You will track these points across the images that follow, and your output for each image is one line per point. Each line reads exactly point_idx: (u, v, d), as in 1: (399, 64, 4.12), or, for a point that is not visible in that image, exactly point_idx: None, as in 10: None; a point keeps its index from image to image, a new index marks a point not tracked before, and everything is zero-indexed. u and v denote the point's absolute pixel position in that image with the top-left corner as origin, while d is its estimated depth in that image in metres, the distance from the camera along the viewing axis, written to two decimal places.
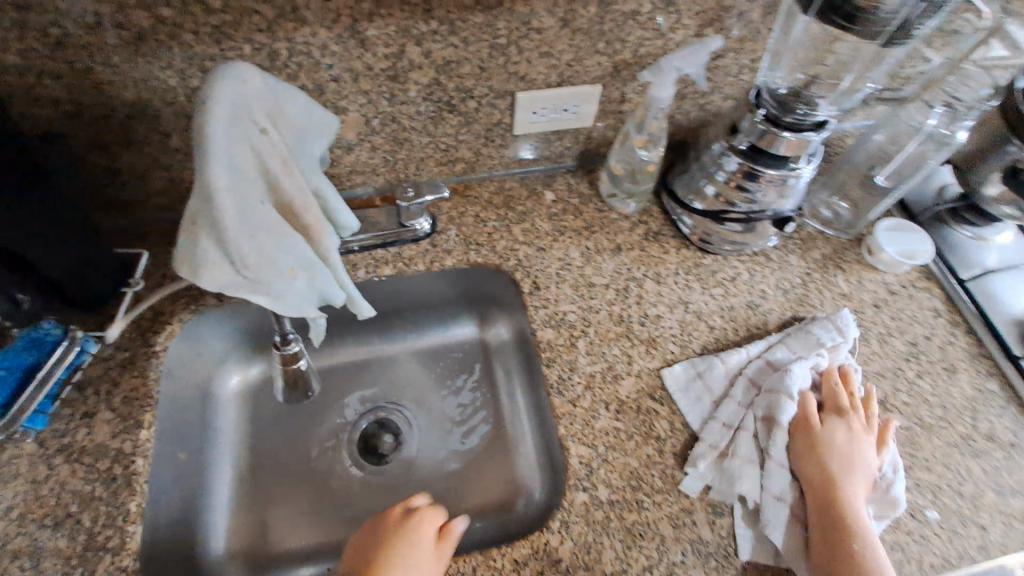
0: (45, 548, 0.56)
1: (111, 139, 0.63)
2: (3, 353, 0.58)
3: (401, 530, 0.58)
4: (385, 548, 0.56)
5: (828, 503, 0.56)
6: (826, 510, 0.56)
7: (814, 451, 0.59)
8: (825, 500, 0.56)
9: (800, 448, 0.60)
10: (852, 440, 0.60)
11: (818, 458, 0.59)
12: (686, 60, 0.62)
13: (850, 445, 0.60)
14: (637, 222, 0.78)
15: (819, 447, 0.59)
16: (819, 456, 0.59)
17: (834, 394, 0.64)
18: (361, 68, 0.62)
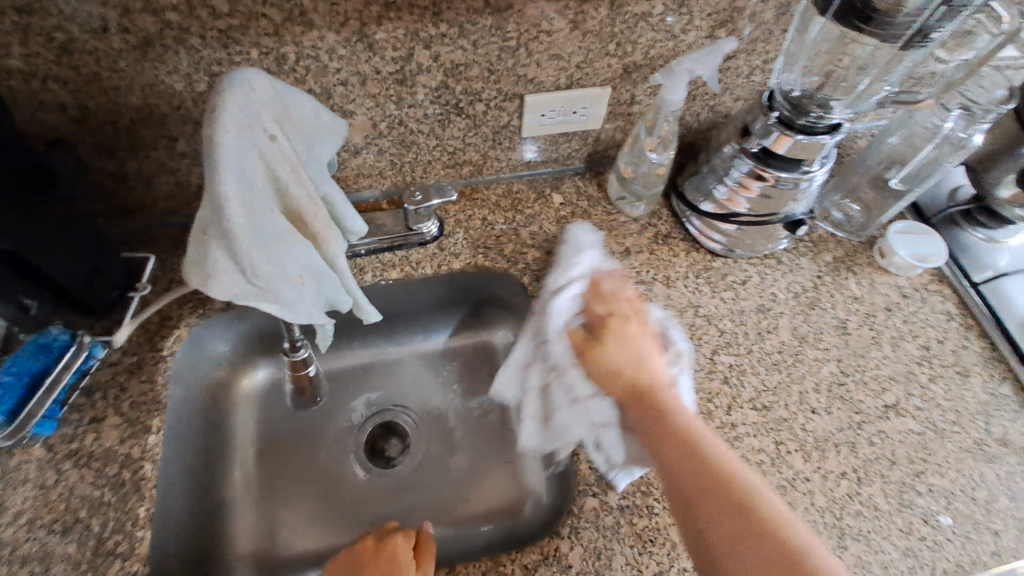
0: (55, 553, 0.56)
1: (118, 144, 0.63)
2: (13, 356, 0.58)
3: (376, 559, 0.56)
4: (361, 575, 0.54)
5: (642, 408, 0.56)
6: (636, 406, 0.57)
7: (595, 361, 0.62)
8: (637, 401, 0.57)
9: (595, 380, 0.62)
10: (623, 345, 0.61)
11: (607, 369, 0.61)
12: (699, 62, 0.60)
13: (611, 342, 0.62)
14: (646, 225, 0.78)
15: (603, 360, 0.62)
16: (601, 368, 0.61)
17: (592, 308, 0.66)
18: (369, 71, 0.61)
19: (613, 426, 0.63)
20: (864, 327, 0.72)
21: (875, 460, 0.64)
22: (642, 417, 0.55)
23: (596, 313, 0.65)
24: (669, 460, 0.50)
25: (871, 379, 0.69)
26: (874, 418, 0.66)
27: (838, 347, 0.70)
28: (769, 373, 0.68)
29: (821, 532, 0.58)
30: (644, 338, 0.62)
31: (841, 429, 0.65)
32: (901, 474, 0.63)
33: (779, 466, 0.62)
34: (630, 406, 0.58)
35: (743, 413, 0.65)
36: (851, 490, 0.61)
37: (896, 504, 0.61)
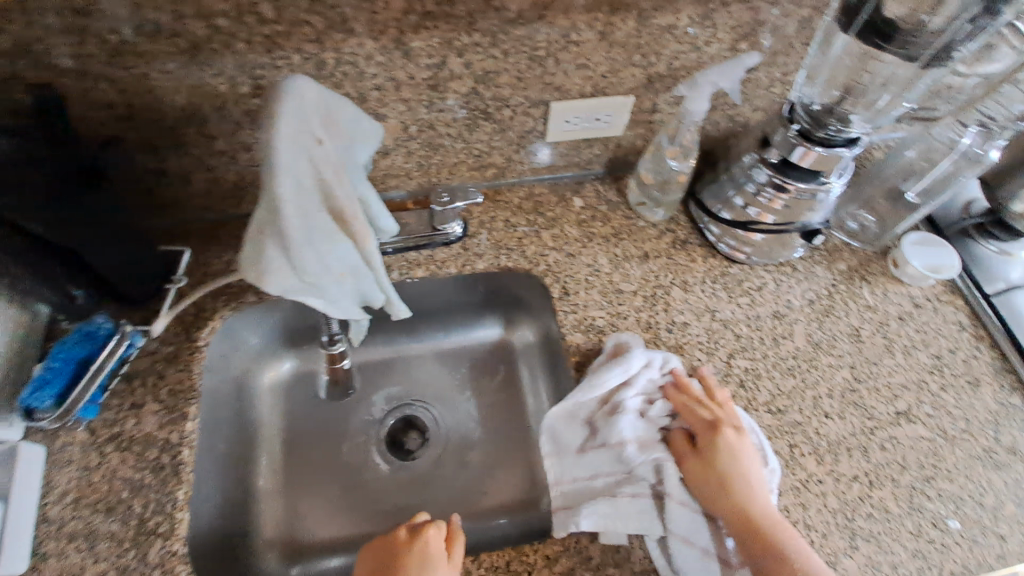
0: (100, 531, 0.59)
1: (161, 142, 0.66)
2: (62, 345, 0.62)
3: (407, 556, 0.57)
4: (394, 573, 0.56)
5: (762, 547, 0.54)
6: (753, 546, 0.55)
7: (707, 478, 0.58)
8: (737, 510, 0.56)
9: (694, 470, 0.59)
10: (736, 460, 0.59)
11: (719, 479, 0.58)
12: (721, 76, 0.63)
13: (721, 465, 0.59)
14: (664, 230, 0.80)
15: (723, 486, 0.57)
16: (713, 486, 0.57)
17: (694, 413, 0.62)
18: (404, 77, 0.64)
19: (700, 544, 0.57)
20: (877, 335, 0.74)
21: (886, 464, 0.65)
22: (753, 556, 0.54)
23: (705, 421, 0.61)
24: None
25: (883, 386, 0.70)
26: (886, 424, 0.68)
27: (852, 354, 0.72)
28: (783, 378, 0.69)
29: (832, 532, 0.60)
30: (750, 458, 0.60)
31: (853, 433, 0.67)
32: (911, 478, 0.65)
33: (793, 468, 0.64)
34: (741, 535, 0.55)
35: (758, 415, 0.67)
36: (862, 492, 0.63)
37: (906, 507, 0.63)
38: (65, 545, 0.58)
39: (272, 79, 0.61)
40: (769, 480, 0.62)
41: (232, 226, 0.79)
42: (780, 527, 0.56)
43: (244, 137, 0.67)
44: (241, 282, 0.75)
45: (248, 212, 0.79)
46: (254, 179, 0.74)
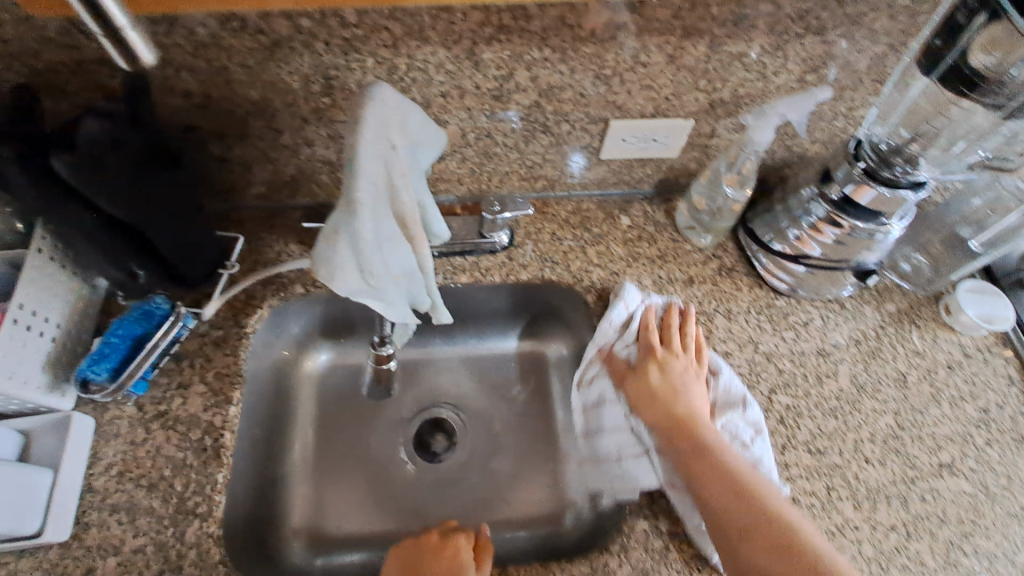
0: (141, 506, 0.60)
1: (228, 131, 0.68)
2: (121, 321, 0.63)
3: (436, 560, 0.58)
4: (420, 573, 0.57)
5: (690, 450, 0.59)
6: (674, 438, 0.61)
7: (646, 383, 0.66)
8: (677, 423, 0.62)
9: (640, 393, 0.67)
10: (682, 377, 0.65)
11: (655, 396, 0.65)
12: (791, 107, 0.63)
13: (665, 376, 0.66)
14: (711, 256, 0.79)
15: (658, 391, 0.65)
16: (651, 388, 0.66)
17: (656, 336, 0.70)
18: (470, 86, 0.64)
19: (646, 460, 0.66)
20: (924, 382, 0.72)
21: (925, 516, 0.64)
22: (678, 451, 0.60)
23: (658, 344, 0.69)
24: (699, 477, 0.56)
25: (926, 435, 0.69)
26: (927, 475, 0.66)
27: (896, 400, 0.71)
28: (824, 418, 0.68)
29: None
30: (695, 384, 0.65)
31: (892, 481, 0.65)
32: (951, 534, 0.63)
33: (829, 512, 0.62)
34: (672, 432, 0.62)
35: (796, 454, 0.66)
36: (899, 543, 0.62)
37: (943, 563, 0.61)
38: (108, 516, 0.60)
39: (343, 80, 0.62)
40: None
41: (285, 217, 0.80)
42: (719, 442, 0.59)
43: (308, 133, 0.69)
44: (290, 273, 0.76)
45: (301, 205, 0.81)
46: (312, 174, 0.75)
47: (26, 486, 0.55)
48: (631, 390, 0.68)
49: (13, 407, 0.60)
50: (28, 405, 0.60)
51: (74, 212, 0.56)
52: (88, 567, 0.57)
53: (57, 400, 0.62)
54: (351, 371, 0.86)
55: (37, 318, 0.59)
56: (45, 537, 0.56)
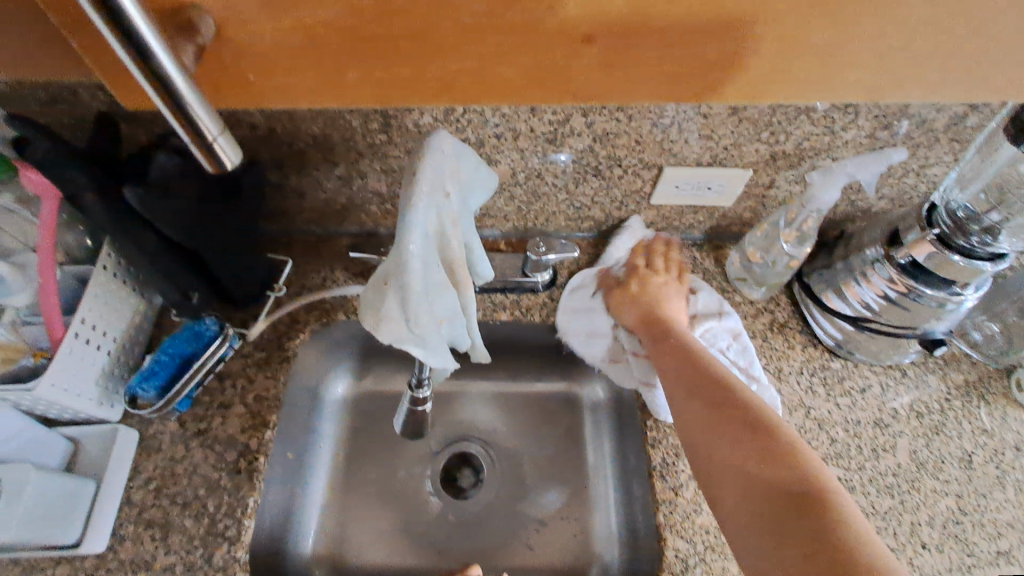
0: (173, 523, 0.61)
1: (287, 161, 0.70)
2: (172, 339, 0.65)
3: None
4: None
5: (674, 360, 0.61)
6: (659, 345, 0.64)
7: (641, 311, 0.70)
8: (661, 339, 0.65)
9: (624, 304, 0.72)
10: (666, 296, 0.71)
11: (644, 315, 0.69)
12: (861, 167, 0.61)
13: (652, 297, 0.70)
14: (762, 309, 0.76)
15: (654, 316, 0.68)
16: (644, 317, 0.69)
17: (648, 261, 0.74)
18: (525, 129, 0.64)
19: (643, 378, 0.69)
20: (993, 466, 0.66)
21: None
22: (663, 347, 0.64)
23: (643, 264, 0.74)
24: (683, 378, 0.58)
25: (995, 526, 0.63)
26: (995, 571, 0.60)
27: (961, 483, 0.65)
28: (879, 496, 0.63)
29: None
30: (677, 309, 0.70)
31: (955, 574, 0.60)
32: None
33: None
34: (654, 343, 0.65)
35: None
36: None
37: None
38: (142, 530, 0.61)
39: (401, 119, 0.63)
40: None
41: (333, 243, 0.82)
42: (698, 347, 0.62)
43: (362, 165, 0.70)
44: (334, 299, 0.77)
45: (349, 231, 0.82)
46: (362, 203, 0.77)
47: (70, 497, 0.57)
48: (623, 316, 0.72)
49: (66, 416, 0.62)
50: (80, 415, 0.62)
51: (139, 236, 0.58)
52: None
53: (106, 413, 0.64)
54: (383, 397, 0.86)
55: (95, 333, 0.62)
56: (81, 548, 0.58)
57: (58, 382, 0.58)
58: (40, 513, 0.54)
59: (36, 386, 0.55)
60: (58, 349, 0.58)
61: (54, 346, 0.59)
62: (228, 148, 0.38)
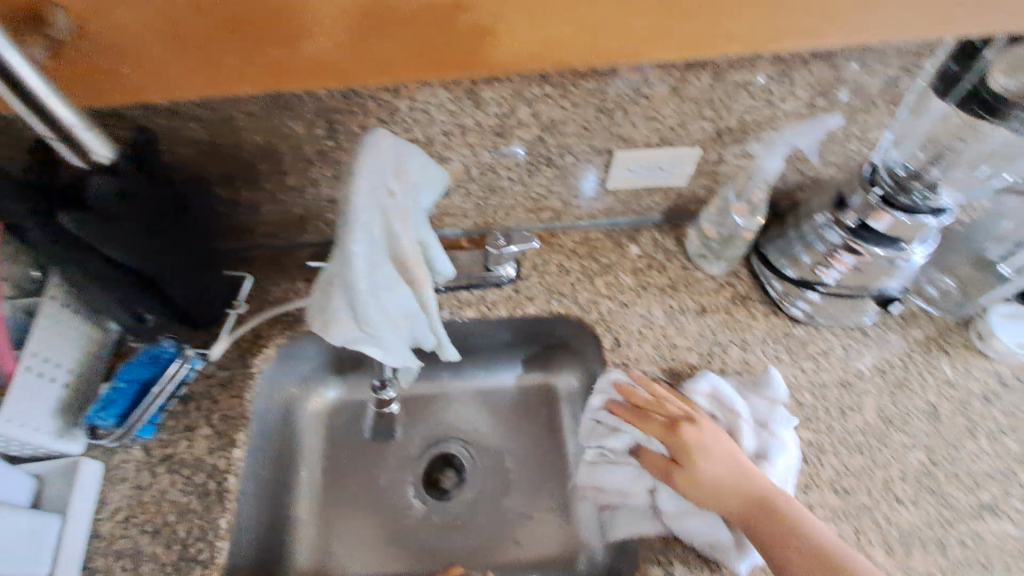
0: (143, 553, 0.60)
1: (234, 175, 0.69)
2: (129, 365, 0.64)
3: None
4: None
5: (762, 528, 0.56)
6: (751, 519, 0.57)
7: (698, 475, 0.59)
8: (763, 512, 0.57)
9: (688, 488, 0.59)
10: (717, 435, 0.61)
11: (705, 484, 0.59)
12: (799, 134, 0.67)
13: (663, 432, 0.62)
14: (724, 284, 0.77)
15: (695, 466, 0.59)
16: (710, 484, 0.59)
17: (647, 417, 0.63)
18: (472, 124, 0.64)
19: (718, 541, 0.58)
20: (958, 415, 0.68)
21: (967, 563, 0.59)
22: (715, 471, 0.59)
23: (642, 400, 0.65)
24: (765, 537, 0.56)
25: (964, 474, 0.64)
26: (967, 517, 0.62)
27: (928, 435, 0.66)
28: (850, 455, 0.65)
29: None
30: (717, 435, 0.61)
31: (929, 524, 0.61)
32: None
33: None
34: (736, 510, 0.58)
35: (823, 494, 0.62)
36: None
37: None
38: (111, 563, 0.59)
39: (346, 122, 0.62)
40: None
41: (294, 255, 0.81)
42: (780, 496, 0.58)
43: (313, 174, 0.69)
44: (297, 311, 0.76)
45: (309, 242, 0.81)
46: (318, 212, 0.76)
47: (35, 531, 0.55)
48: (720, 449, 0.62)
49: (24, 452, 0.60)
50: (40, 452, 0.61)
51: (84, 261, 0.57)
52: None
53: (67, 445, 0.62)
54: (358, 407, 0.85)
55: (49, 364, 0.60)
56: None
57: (12, 418, 0.56)
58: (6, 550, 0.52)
59: None
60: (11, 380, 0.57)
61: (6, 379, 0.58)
62: (93, 140, 0.46)
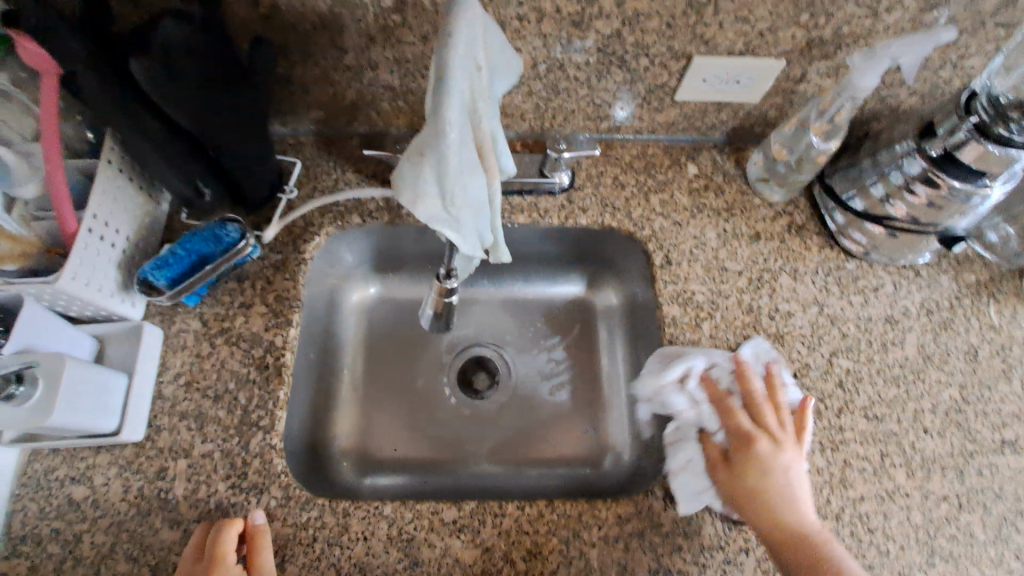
0: (208, 415, 0.63)
1: (294, 49, 0.65)
2: (191, 237, 0.65)
3: (743, 460, 0.58)
4: (763, 498, 0.55)
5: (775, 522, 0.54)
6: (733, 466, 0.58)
7: (755, 478, 0.56)
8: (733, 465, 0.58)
9: (756, 474, 0.57)
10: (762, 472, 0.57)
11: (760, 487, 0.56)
12: (905, 50, 0.57)
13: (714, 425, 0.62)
14: (781, 212, 0.75)
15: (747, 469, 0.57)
16: (749, 488, 0.56)
17: (733, 418, 0.61)
18: (551, 10, 0.60)
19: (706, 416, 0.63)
20: (996, 358, 0.69)
21: (980, 490, 0.62)
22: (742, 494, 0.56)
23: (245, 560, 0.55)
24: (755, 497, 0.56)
25: (992, 412, 0.66)
26: (988, 450, 0.64)
27: (964, 373, 0.68)
28: (886, 385, 0.66)
29: (911, 545, 0.59)
30: (790, 466, 0.57)
31: (951, 453, 0.64)
32: (1001, 507, 0.62)
33: (881, 477, 0.62)
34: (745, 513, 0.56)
35: (853, 419, 0.65)
36: (949, 513, 0.61)
37: (992, 536, 0.60)
38: (177, 422, 0.63)
39: None
40: (855, 484, 0.62)
41: (343, 145, 0.79)
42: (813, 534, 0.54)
43: (374, 55, 0.66)
44: (346, 202, 0.75)
45: (359, 133, 0.79)
46: (372, 100, 0.73)
47: (102, 387, 0.57)
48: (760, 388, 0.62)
49: (84, 314, 0.62)
50: (100, 313, 0.62)
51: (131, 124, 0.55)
52: (161, 466, 0.61)
53: (128, 310, 0.64)
54: (398, 303, 0.87)
55: (106, 229, 0.61)
56: (122, 436, 0.60)
57: (78, 276, 0.57)
58: (80, 401, 0.55)
59: (57, 279, 0.55)
60: (74, 242, 0.57)
61: (67, 240, 0.57)
62: None
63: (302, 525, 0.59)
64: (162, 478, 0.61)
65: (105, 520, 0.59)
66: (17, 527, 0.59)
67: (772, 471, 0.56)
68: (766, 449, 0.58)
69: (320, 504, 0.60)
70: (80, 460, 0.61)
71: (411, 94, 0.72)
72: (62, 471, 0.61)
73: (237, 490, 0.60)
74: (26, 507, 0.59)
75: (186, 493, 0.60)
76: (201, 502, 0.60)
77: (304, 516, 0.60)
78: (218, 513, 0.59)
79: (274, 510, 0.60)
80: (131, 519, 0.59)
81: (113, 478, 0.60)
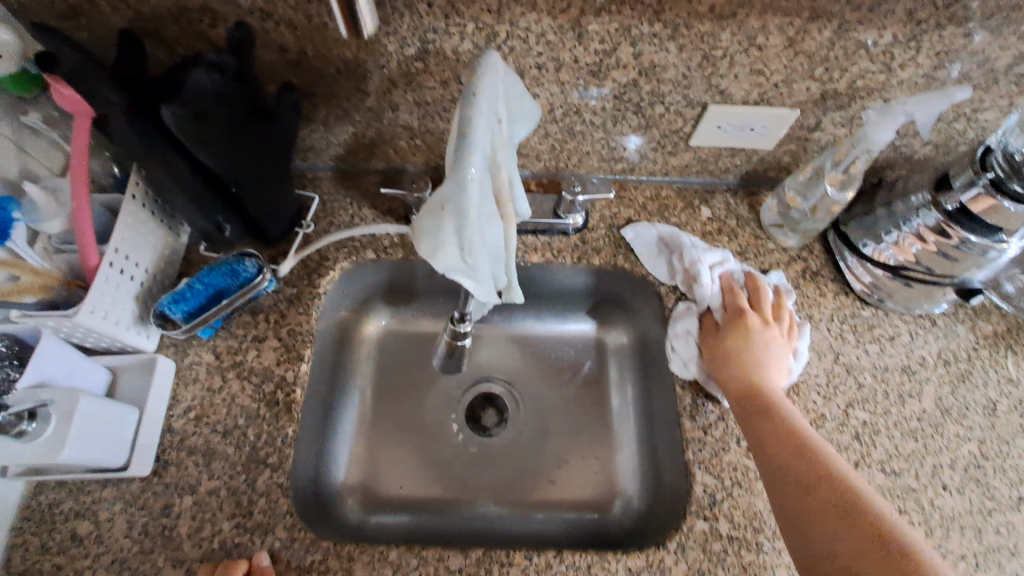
0: (217, 451, 0.63)
1: (318, 90, 0.67)
2: (210, 271, 0.66)
3: (731, 329, 0.68)
4: (741, 359, 0.66)
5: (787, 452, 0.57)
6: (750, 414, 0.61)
7: (733, 348, 0.67)
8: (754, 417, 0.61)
9: (737, 339, 0.67)
10: (766, 347, 0.66)
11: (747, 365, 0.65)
12: (920, 107, 0.58)
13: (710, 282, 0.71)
14: (795, 257, 0.75)
15: (734, 340, 0.67)
16: (736, 353, 0.66)
17: (733, 301, 0.70)
18: (569, 60, 0.61)
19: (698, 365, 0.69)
20: (1016, 413, 0.67)
21: (1002, 552, 0.60)
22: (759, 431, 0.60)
23: None
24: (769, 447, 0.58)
25: (1013, 469, 0.64)
26: (1009, 509, 0.62)
27: (983, 428, 0.66)
28: (903, 439, 0.65)
29: None
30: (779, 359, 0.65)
31: (970, 511, 0.62)
32: None
33: None
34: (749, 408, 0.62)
35: (870, 472, 0.63)
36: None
37: None
38: (185, 457, 0.63)
39: (440, 44, 0.60)
40: None
41: (360, 181, 0.80)
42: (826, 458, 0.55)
43: (395, 97, 0.68)
44: (362, 237, 0.76)
45: (376, 169, 0.81)
46: (390, 138, 0.75)
47: (114, 421, 0.57)
48: (764, 302, 0.69)
49: (99, 345, 0.62)
50: (115, 345, 0.63)
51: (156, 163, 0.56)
52: (167, 502, 0.61)
53: (142, 342, 0.65)
54: (409, 337, 0.87)
55: (127, 263, 0.62)
56: (130, 471, 0.60)
57: (96, 309, 0.58)
58: (92, 435, 0.55)
59: (77, 312, 0.56)
60: (95, 276, 0.58)
61: (88, 274, 0.58)
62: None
63: (306, 568, 0.58)
64: (167, 514, 0.60)
65: (108, 557, 0.58)
66: (16, 563, 0.58)
67: (751, 349, 0.66)
68: (757, 334, 0.67)
69: (325, 546, 0.59)
70: (86, 493, 0.61)
71: (429, 134, 0.74)
72: (67, 504, 0.60)
73: (242, 529, 0.60)
74: (30, 540, 0.59)
75: (190, 531, 0.59)
76: (205, 541, 0.59)
77: (308, 559, 0.59)
78: (222, 553, 0.59)
79: (278, 552, 0.59)
80: (134, 556, 0.58)
81: (119, 513, 0.60)
